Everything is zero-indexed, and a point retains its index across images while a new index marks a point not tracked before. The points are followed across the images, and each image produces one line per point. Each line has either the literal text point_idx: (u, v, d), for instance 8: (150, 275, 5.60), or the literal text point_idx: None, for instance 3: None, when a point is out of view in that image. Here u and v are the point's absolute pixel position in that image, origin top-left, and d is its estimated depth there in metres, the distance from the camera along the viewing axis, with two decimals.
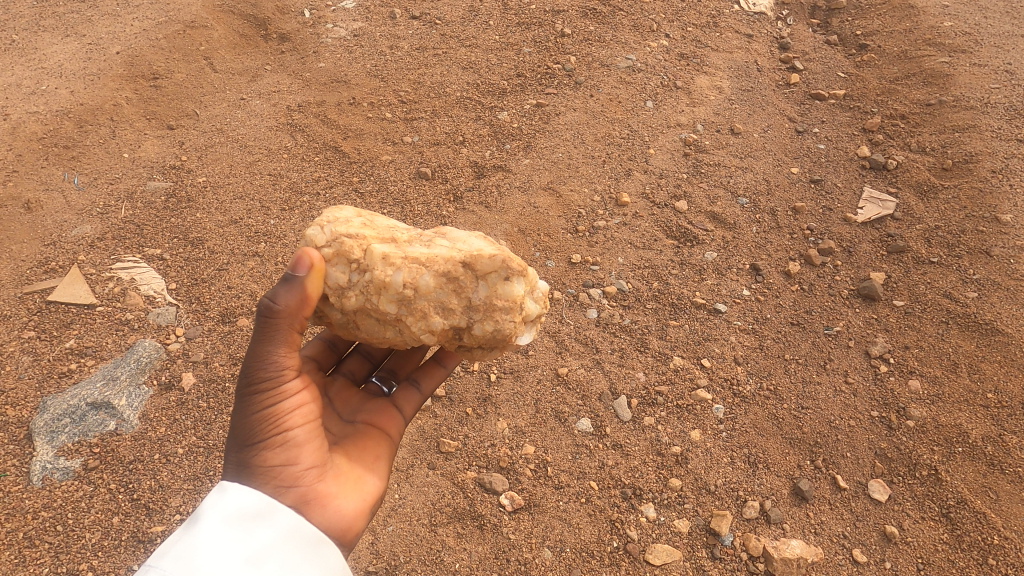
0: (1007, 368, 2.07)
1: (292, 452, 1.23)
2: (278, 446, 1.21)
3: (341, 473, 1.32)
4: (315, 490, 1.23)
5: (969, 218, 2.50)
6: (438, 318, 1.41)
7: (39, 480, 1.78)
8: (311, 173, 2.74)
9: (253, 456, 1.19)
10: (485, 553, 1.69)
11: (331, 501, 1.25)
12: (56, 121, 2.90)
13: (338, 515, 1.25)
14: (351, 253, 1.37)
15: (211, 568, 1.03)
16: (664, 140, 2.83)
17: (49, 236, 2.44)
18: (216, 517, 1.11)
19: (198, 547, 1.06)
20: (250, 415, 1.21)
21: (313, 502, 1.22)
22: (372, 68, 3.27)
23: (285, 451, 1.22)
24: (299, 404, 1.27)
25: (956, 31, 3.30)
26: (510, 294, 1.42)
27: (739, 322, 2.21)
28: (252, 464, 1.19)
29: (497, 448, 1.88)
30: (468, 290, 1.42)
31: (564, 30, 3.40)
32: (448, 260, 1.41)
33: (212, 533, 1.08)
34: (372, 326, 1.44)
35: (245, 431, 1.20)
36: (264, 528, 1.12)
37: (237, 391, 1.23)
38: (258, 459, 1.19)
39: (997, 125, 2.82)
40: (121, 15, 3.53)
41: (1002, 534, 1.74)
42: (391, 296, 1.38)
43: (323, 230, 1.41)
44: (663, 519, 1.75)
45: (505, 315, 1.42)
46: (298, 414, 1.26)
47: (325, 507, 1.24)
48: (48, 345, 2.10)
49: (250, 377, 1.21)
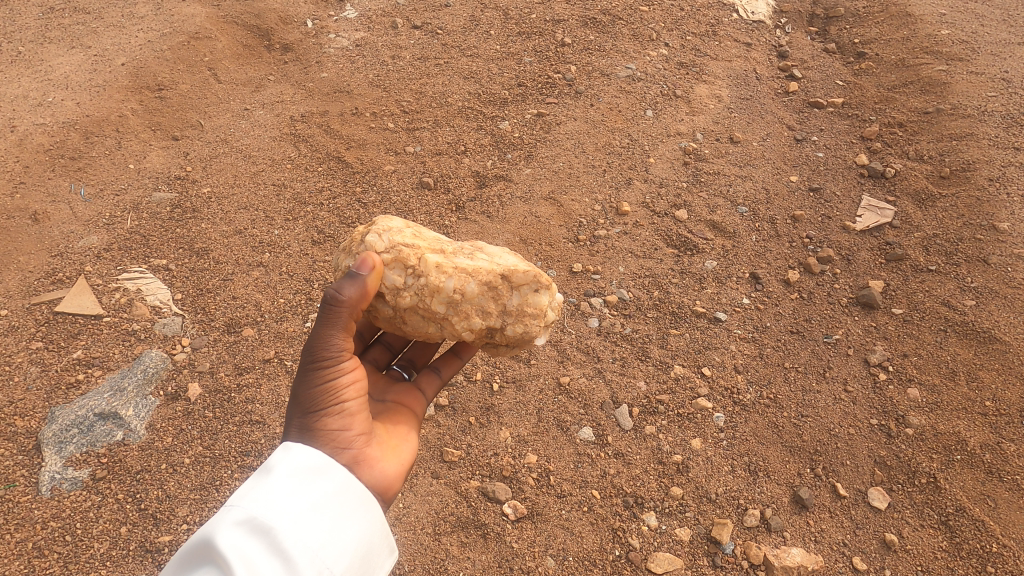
0: (1005, 376, 2.09)
1: (346, 419, 1.29)
2: (334, 414, 1.28)
3: (384, 440, 1.37)
4: (365, 453, 1.29)
5: (966, 227, 2.52)
6: (479, 319, 1.53)
7: (48, 490, 1.81)
8: (314, 183, 2.77)
9: (312, 421, 1.26)
10: (489, 562, 1.71)
11: (377, 463, 1.30)
12: (63, 132, 2.94)
13: (383, 476, 1.30)
14: (408, 260, 1.47)
15: (283, 515, 1.03)
16: (664, 149, 2.86)
17: (56, 247, 2.47)
18: (283, 463, 1.11)
19: (271, 493, 1.05)
20: (310, 387, 1.28)
21: (362, 463, 1.27)
22: (375, 78, 3.31)
23: (340, 418, 1.28)
24: (353, 378, 1.34)
25: (953, 40, 3.33)
26: (540, 303, 1.55)
27: (739, 331, 2.23)
28: (310, 428, 1.25)
29: (501, 457, 1.90)
30: (505, 297, 1.54)
31: (564, 40, 3.44)
32: (491, 271, 1.53)
33: (279, 477, 1.09)
34: (416, 323, 1.53)
35: (305, 400, 1.28)
36: (326, 477, 1.12)
37: (299, 366, 1.31)
38: (317, 424, 1.26)
39: (994, 133, 2.85)
40: (126, 27, 3.57)
41: (1001, 541, 1.75)
42: (441, 300, 1.49)
43: (381, 237, 1.49)
44: (664, 527, 1.77)
45: (534, 321, 1.55)
46: (351, 387, 1.32)
47: (373, 468, 1.29)
48: (56, 356, 2.12)
49: (312, 354, 1.29)
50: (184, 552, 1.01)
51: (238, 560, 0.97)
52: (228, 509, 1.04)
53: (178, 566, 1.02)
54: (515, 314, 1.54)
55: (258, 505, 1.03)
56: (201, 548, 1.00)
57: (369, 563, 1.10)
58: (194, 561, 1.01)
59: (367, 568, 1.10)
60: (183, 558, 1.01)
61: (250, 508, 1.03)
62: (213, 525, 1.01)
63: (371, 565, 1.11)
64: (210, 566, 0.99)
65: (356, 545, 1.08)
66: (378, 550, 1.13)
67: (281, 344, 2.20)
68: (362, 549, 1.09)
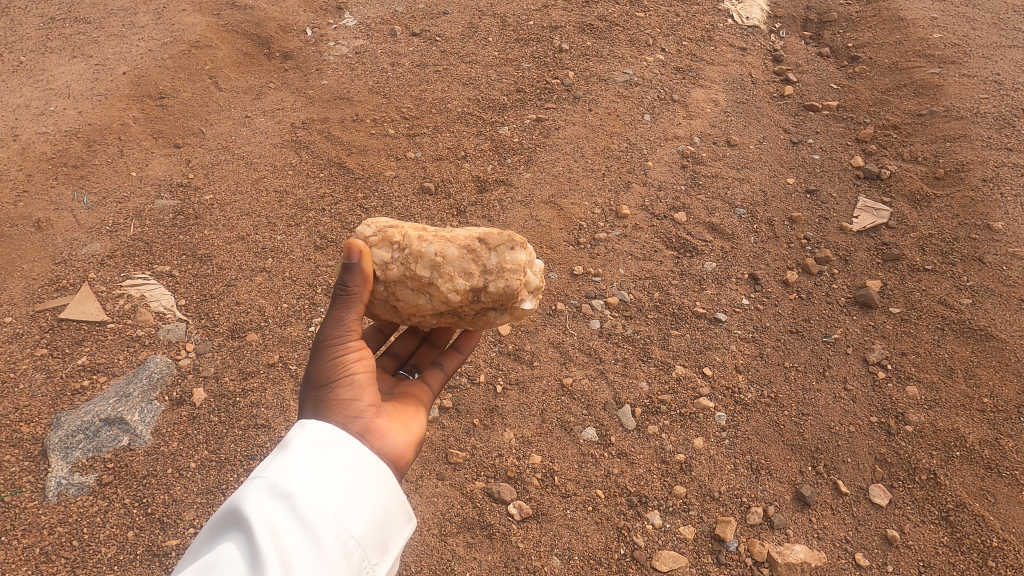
0: (1003, 372, 2.11)
1: (356, 391, 1.31)
2: (346, 386, 1.30)
3: (393, 415, 1.37)
4: (375, 423, 1.29)
5: (961, 227, 2.56)
6: (462, 281, 1.52)
7: (54, 496, 1.81)
8: (316, 189, 2.80)
9: (325, 394, 1.28)
10: (494, 561, 1.72)
11: (388, 433, 1.30)
12: (65, 141, 2.95)
13: (394, 446, 1.29)
14: (392, 238, 1.54)
15: (303, 484, 1.04)
16: (662, 153, 2.89)
17: (60, 254, 2.49)
18: (299, 436, 1.13)
19: (291, 465, 1.07)
20: (321, 364, 1.32)
21: (375, 432, 1.27)
22: (374, 85, 3.34)
23: (351, 390, 1.31)
24: (361, 356, 1.37)
25: (945, 43, 3.38)
26: (517, 261, 1.54)
27: (740, 331, 2.25)
28: (326, 401, 1.27)
29: (505, 459, 1.91)
30: (484, 258, 1.54)
31: (562, 46, 3.48)
32: (468, 236, 1.56)
33: (298, 448, 1.11)
34: (407, 296, 1.55)
35: (319, 376, 1.31)
36: (343, 448, 1.13)
37: (312, 348, 1.35)
38: (327, 396, 1.28)
39: (987, 134, 2.88)
40: (126, 36, 3.60)
41: (1001, 536, 1.77)
42: (424, 265, 1.51)
43: (369, 225, 1.58)
44: (669, 525, 1.78)
45: (514, 276, 1.53)
46: (361, 362, 1.35)
47: (384, 437, 1.28)
48: (61, 362, 2.13)
49: (323, 336, 1.34)
50: (211, 524, 1.03)
51: (261, 522, 0.98)
52: (252, 481, 1.05)
53: (204, 539, 1.03)
54: (495, 272, 1.53)
55: (277, 474, 1.05)
56: (227, 517, 1.01)
57: (386, 529, 1.10)
58: (219, 533, 1.02)
59: (384, 534, 1.10)
60: (212, 529, 1.03)
61: (272, 477, 1.05)
62: (236, 497, 1.02)
63: (389, 531, 1.11)
64: (234, 533, 1.00)
65: (373, 511, 1.09)
66: (394, 517, 1.12)
67: (285, 348, 2.21)
68: (378, 514, 1.09)
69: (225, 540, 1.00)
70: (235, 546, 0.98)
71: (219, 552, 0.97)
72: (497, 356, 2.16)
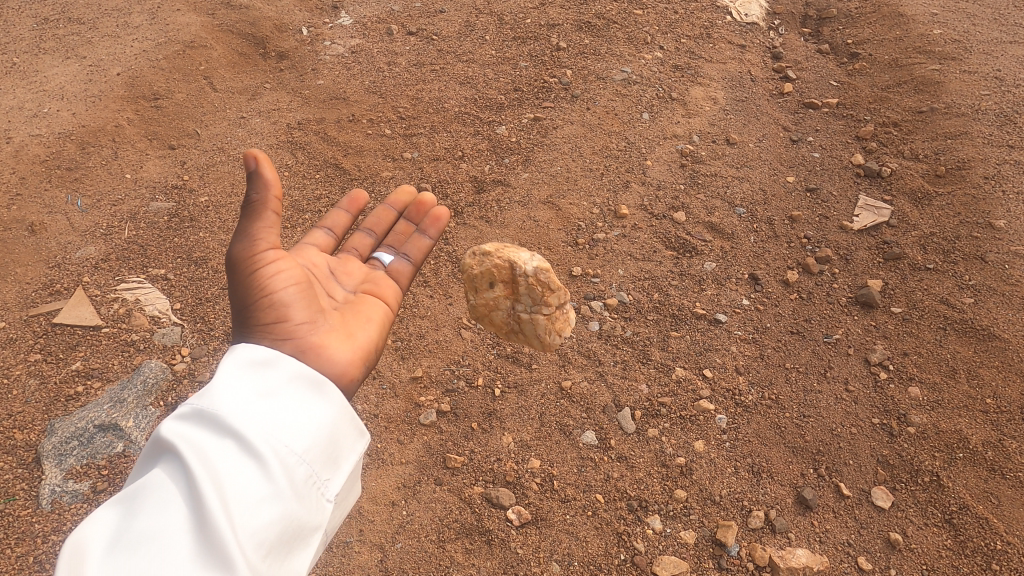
0: (1005, 372, 2.09)
1: (282, 311, 1.41)
2: (269, 307, 1.40)
3: (332, 326, 1.49)
4: (309, 341, 1.40)
5: (963, 225, 2.53)
6: None
7: (48, 504, 1.79)
8: (312, 191, 2.78)
9: (251, 309, 1.41)
10: (493, 567, 1.70)
11: (325, 350, 1.41)
12: (59, 143, 2.93)
13: (332, 359, 1.41)
14: None
15: (233, 405, 1.12)
16: (661, 152, 2.87)
17: (54, 258, 2.46)
18: (233, 363, 1.21)
19: (220, 389, 1.14)
20: (242, 277, 1.42)
21: (308, 350, 1.39)
22: (370, 84, 3.31)
23: (276, 309, 1.41)
24: (281, 271, 1.46)
25: (945, 39, 3.35)
26: None
27: (740, 332, 2.23)
28: (252, 322, 1.39)
29: (503, 463, 1.89)
30: None
31: (559, 44, 3.45)
32: None
33: (227, 375, 1.18)
34: None
35: (243, 297, 1.41)
36: (273, 372, 1.22)
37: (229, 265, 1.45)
38: (254, 314, 1.40)
39: (988, 131, 2.86)
40: (120, 37, 3.57)
41: (1004, 539, 1.75)
42: None
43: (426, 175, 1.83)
44: (669, 530, 1.77)
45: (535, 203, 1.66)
46: (279, 272, 1.45)
47: (321, 353, 1.40)
48: (55, 368, 2.11)
49: (237, 250, 1.43)
50: (146, 451, 1.10)
51: (188, 444, 1.05)
52: (182, 409, 1.12)
53: (143, 465, 1.10)
54: None
55: (205, 398, 1.12)
56: (157, 443, 1.08)
57: (329, 445, 1.19)
58: (153, 458, 1.09)
59: (328, 448, 1.18)
60: (147, 455, 1.10)
61: (200, 402, 1.11)
62: (166, 424, 1.09)
63: (335, 446, 1.20)
64: (167, 458, 1.07)
65: (311, 430, 1.17)
66: (339, 435, 1.22)
67: None
68: (316, 431, 1.17)
69: (159, 464, 1.07)
70: (168, 469, 1.04)
71: (153, 477, 1.04)
72: (496, 359, 2.14)
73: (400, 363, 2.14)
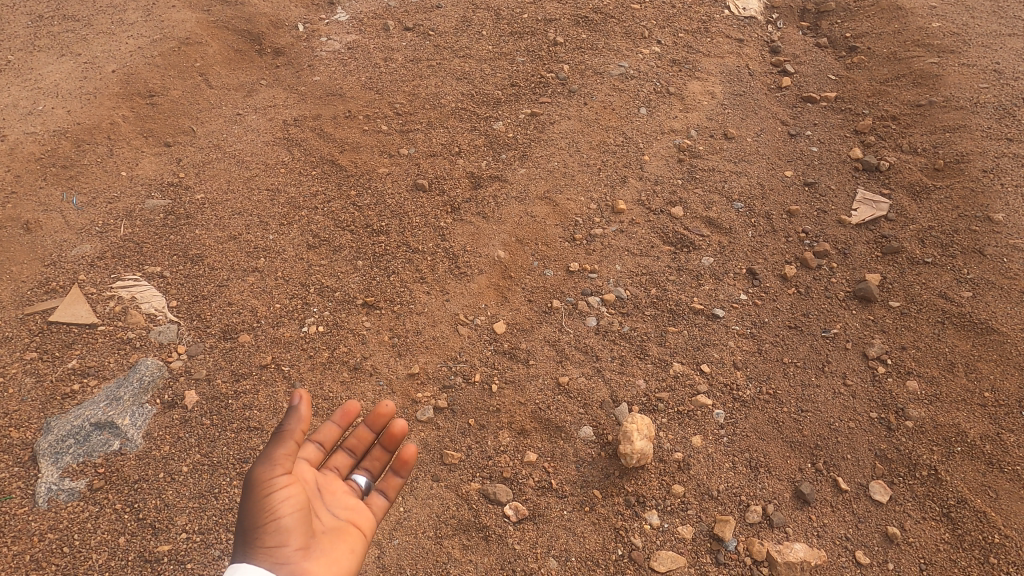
0: (1004, 366, 2.08)
1: (283, 537, 1.33)
2: (271, 535, 1.31)
3: (323, 555, 1.40)
4: (303, 568, 1.33)
5: (961, 219, 2.52)
6: None
7: (45, 502, 1.78)
8: (308, 187, 2.76)
9: (248, 538, 1.29)
10: (491, 564, 1.70)
11: None
12: (54, 141, 2.91)
13: None
14: None
15: None
16: (659, 147, 2.86)
17: (49, 256, 2.45)
18: None
19: None
20: (250, 505, 1.32)
21: None
22: (367, 81, 3.30)
23: (277, 537, 1.32)
24: (289, 496, 1.37)
25: (944, 32, 3.34)
26: None
27: (738, 327, 2.23)
28: (249, 550, 1.28)
29: (500, 459, 1.89)
30: None
31: (556, 39, 3.44)
32: None
33: None
34: None
35: (246, 522, 1.31)
36: None
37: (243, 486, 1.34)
38: (252, 541, 1.29)
39: (987, 124, 2.84)
40: (116, 34, 3.56)
41: (1002, 532, 1.75)
42: None
43: None
44: (667, 525, 1.76)
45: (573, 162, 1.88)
46: (288, 499, 1.36)
47: None
48: (50, 366, 2.10)
49: (252, 477, 1.34)
50: None
51: None
52: None
53: None
54: None
55: None
56: None
57: None
58: None
59: None
60: None
61: None
62: None
63: None
64: None
65: None
66: None
67: (278, 349, 2.18)
68: None
69: None
70: None
71: None
72: (493, 355, 2.13)
73: (397, 360, 2.13)
